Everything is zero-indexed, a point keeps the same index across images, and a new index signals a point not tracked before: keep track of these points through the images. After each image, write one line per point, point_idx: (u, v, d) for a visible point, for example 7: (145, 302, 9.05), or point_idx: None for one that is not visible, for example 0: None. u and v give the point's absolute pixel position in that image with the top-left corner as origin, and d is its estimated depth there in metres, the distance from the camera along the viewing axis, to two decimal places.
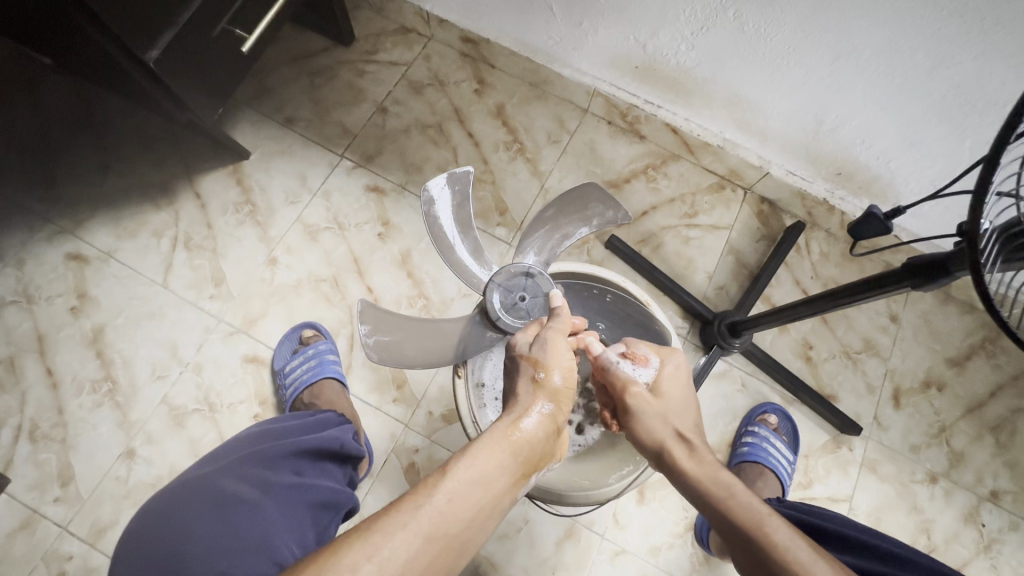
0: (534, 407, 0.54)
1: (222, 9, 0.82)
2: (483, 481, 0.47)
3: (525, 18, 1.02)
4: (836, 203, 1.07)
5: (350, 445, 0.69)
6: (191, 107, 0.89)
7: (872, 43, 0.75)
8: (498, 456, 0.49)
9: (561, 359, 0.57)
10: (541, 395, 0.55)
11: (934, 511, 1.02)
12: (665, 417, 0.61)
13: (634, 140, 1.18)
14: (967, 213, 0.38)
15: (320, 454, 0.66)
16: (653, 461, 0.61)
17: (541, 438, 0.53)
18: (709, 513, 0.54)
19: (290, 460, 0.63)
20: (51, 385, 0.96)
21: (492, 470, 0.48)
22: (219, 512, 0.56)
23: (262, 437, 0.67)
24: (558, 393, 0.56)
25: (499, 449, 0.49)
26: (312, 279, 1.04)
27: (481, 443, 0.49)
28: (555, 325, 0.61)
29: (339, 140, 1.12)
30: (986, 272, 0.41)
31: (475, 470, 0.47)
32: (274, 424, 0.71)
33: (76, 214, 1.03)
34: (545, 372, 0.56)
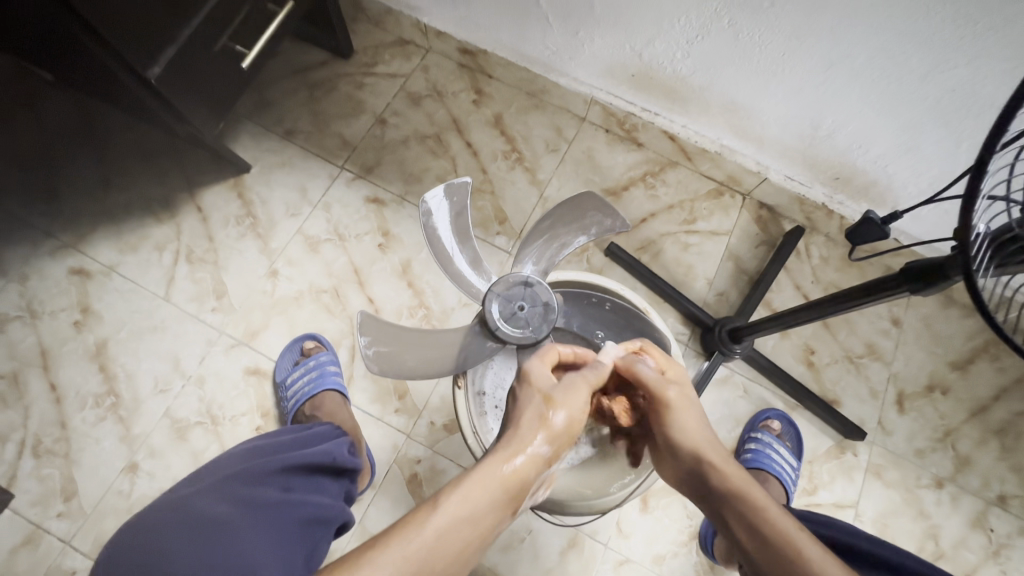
0: (534, 445, 0.53)
1: (224, 24, 0.84)
2: (472, 518, 0.48)
3: (521, 28, 1.03)
4: (835, 207, 1.07)
5: (341, 459, 0.70)
6: (192, 121, 0.90)
7: (866, 49, 0.75)
8: (490, 491, 0.50)
9: (574, 404, 0.56)
10: (544, 435, 0.54)
11: (941, 516, 1.01)
12: (700, 424, 0.60)
13: (632, 147, 1.18)
14: (957, 221, 0.38)
15: (311, 469, 0.67)
16: (682, 468, 0.59)
17: (533, 476, 0.53)
18: (745, 526, 0.52)
19: (279, 476, 0.63)
20: (54, 400, 0.97)
21: (482, 506, 0.49)
22: (203, 528, 0.55)
23: (253, 454, 0.68)
24: (560, 437, 0.55)
25: (491, 483, 0.50)
26: (313, 290, 1.04)
27: (473, 476, 0.50)
28: (588, 373, 0.60)
29: (339, 152, 1.13)
30: (979, 277, 0.41)
31: (464, 505, 0.48)
32: (265, 440, 0.72)
33: (78, 229, 1.04)
34: (552, 412, 0.55)
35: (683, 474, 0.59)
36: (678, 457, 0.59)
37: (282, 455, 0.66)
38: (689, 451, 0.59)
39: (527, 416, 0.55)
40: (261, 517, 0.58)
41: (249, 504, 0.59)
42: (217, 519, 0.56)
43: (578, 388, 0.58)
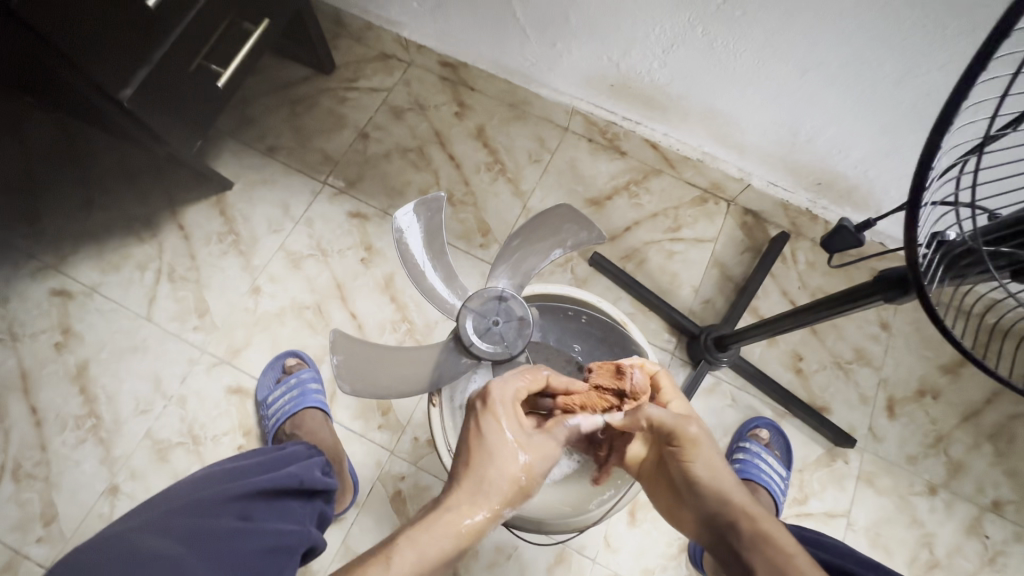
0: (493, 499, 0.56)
1: (198, 43, 0.84)
2: (425, 571, 0.52)
3: (500, 40, 1.03)
4: (819, 212, 1.06)
5: (309, 482, 0.70)
6: (169, 140, 0.89)
7: (839, 55, 0.75)
8: (449, 544, 0.53)
9: (543, 466, 0.59)
10: (508, 496, 0.57)
11: (935, 524, 0.99)
12: (716, 460, 0.61)
13: (615, 156, 1.18)
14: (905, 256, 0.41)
15: (275, 494, 0.66)
16: (704, 508, 0.60)
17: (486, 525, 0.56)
18: (770, 566, 0.53)
19: (241, 501, 0.63)
20: (35, 422, 0.96)
21: (436, 557, 0.52)
22: (148, 559, 0.53)
23: (219, 478, 0.68)
24: (519, 492, 0.58)
25: (448, 535, 0.53)
26: (295, 307, 1.04)
27: (431, 529, 0.53)
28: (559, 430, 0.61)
29: (321, 167, 1.13)
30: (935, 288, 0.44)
31: (420, 558, 0.51)
32: (233, 464, 0.72)
33: (60, 250, 1.04)
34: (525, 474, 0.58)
35: (707, 514, 0.60)
36: (705, 497, 0.60)
37: (247, 481, 0.66)
38: (713, 489, 0.60)
39: (499, 474, 0.57)
40: (212, 546, 0.56)
41: (202, 531, 0.58)
42: (164, 549, 0.54)
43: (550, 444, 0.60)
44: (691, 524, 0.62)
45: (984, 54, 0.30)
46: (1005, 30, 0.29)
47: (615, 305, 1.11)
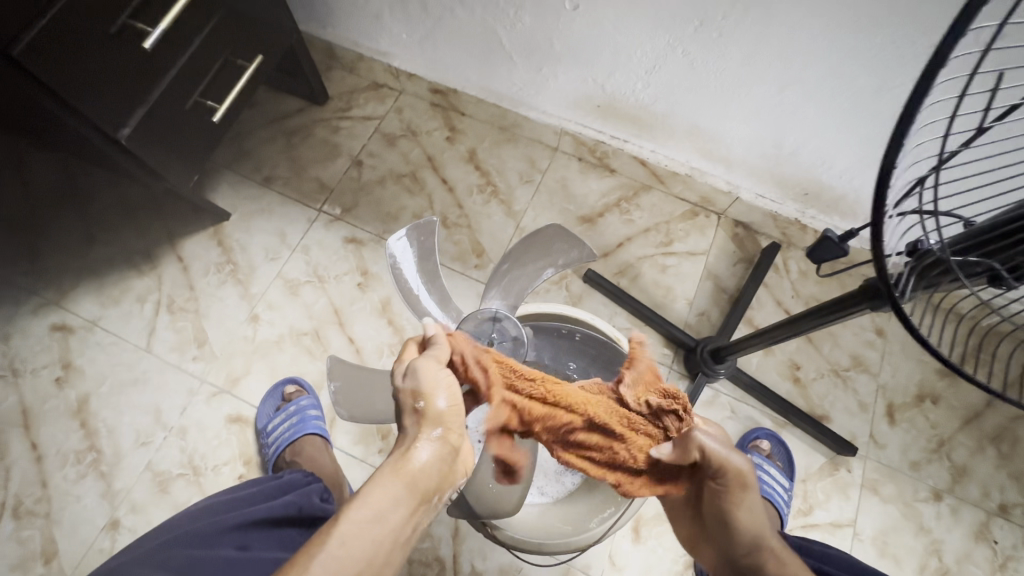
0: (423, 435, 0.50)
1: (193, 82, 0.87)
2: (379, 516, 0.45)
3: (487, 66, 1.06)
4: (808, 222, 1.07)
5: (307, 509, 0.70)
6: (166, 175, 0.91)
7: (816, 71, 0.77)
8: (386, 486, 0.47)
9: (438, 382, 0.53)
10: (424, 421, 0.51)
11: (943, 531, 0.99)
12: (757, 508, 0.56)
13: (605, 174, 1.20)
14: (874, 269, 0.44)
15: (271, 522, 0.66)
16: (731, 550, 0.56)
17: (439, 463, 0.50)
18: None
19: (237, 531, 0.64)
20: (35, 459, 0.96)
21: (387, 504, 0.46)
22: None
23: (218, 508, 0.68)
24: (444, 416, 0.51)
25: (391, 481, 0.47)
26: (293, 334, 1.05)
27: (373, 480, 0.47)
28: (432, 354, 0.56)
29: (317, 195, 1.15)
30: (907, 294, 0.48)
31: (368, 508, 0.45)
32: (232, 494, 0.72)
33: (61, 286, 1.06)
34: (427, 397, 0.52)
35: (729, 556, 0.56)
36: (737, 540, 0.55)
37: (243, 511, 0.67)
38: (746, 534, 0.55)
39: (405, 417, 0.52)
40: None
41: (195, 565, 0.58)
42: None
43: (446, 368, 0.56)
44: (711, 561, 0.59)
45: (918, 91, 0.32)
46: (934, 71, 0.31)
47: (611, 320, 1.12)
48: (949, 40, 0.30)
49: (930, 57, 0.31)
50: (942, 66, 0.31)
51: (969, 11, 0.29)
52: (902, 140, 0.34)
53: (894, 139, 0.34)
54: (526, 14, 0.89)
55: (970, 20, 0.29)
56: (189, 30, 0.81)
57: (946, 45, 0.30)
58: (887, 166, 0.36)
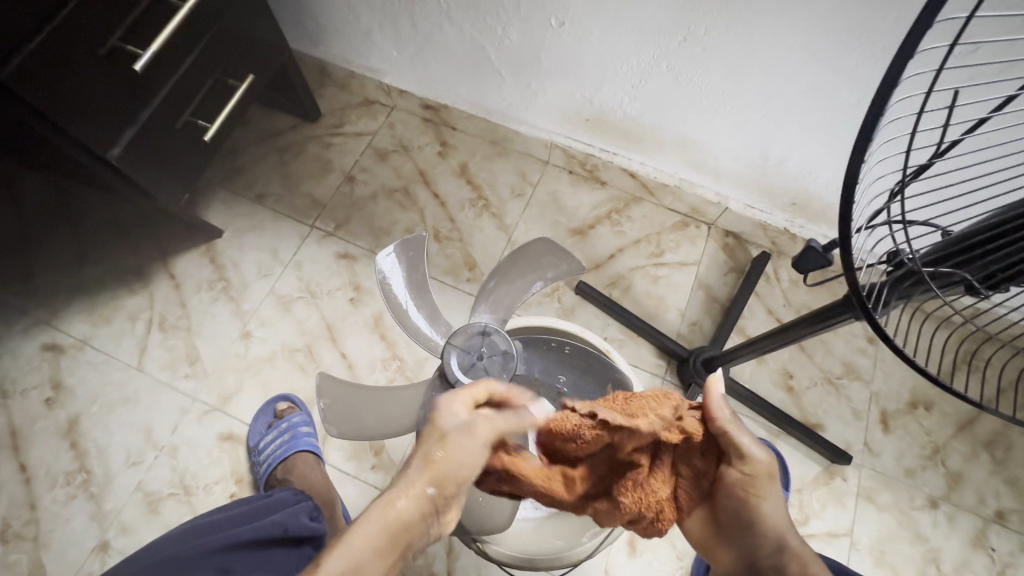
0: (416, 487, 0.51)
1: (184, 101, 0.88)
2: (356, 566, 0.47)
3: (477, 82, 1.07)
4: (797, 231, 1.08)
5: (293, 529, 0.69)
6: (157, 194, 0.92)
7: (798, 84, 0.78)
8: (368, 530, 0.49)
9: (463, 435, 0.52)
10: (427, 473, 0.51)
11: (940, 538, 0.98)
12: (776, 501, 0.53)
13: (596, 186, 1.21)
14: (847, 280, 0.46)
15: (256, 544, 0.66)
16: (755, 552, 0.54)
17: (423, 518, 0.51)
18: None
19: (220, 553, 0.63)
20: (24, 480, 0.95)
21: (365, 553, 0.48)
22: None
23: (202, 530, 0.68)
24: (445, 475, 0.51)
25: (374, 529, 0.49)
26: (286, 350, 1.05)
27: (357, 524, 0.49)
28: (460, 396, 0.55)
29: (309, 211, 1.15)
30: (883, 304, 0.50)
31: (346, 556, 0.47)
32: (217, 515, 0.72)
33: (52, 305, 1.06)
34: (444, 449, 0.52)
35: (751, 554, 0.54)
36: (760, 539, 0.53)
37: (227, 533, 0.66)
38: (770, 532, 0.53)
39: (417, 455, 0.53)
40: None
41: None
42: None
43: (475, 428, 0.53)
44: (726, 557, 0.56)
45: (874, 116, 0.33)
46: (888, 92, 0.32)
47: (604, 332, 1.12)
48: (899, 62, 0.31)
49: (883, 80, 0.33)
50: (894, 89, 0.32)
51: (914, 36, 0.31)
52: (862, 156, 0.36)
53: (854, 156, 0.35)
54: (513, 31, 0.91)
55: (917, 45, 0.31)
56: (180, 51, 0.82)
57: (896, 69, 0.32)
58: (851, 180, 0.37)
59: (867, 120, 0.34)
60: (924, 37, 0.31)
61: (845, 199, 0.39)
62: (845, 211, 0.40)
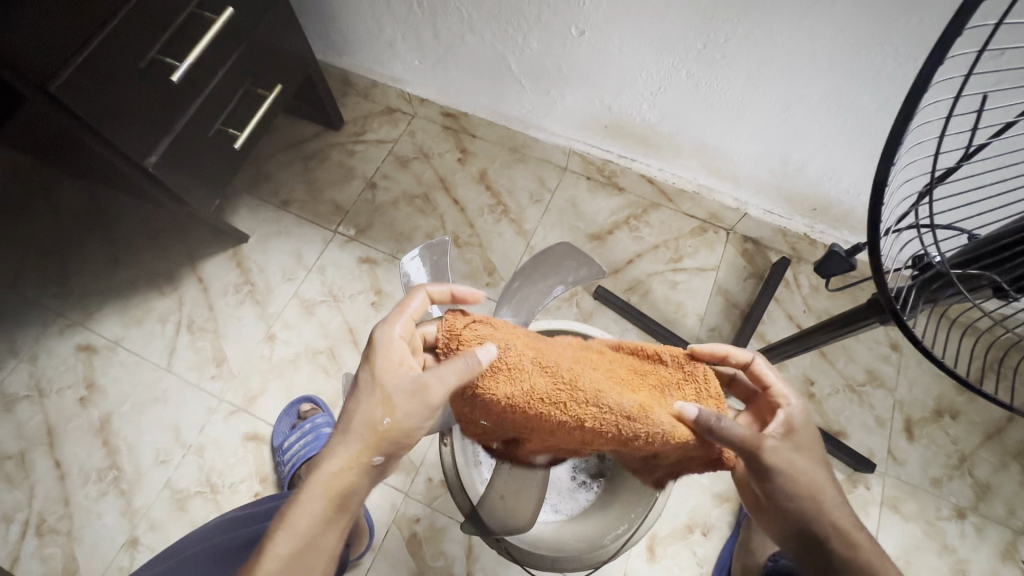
0: (365, 460, 0.52)
1: (217, 111, 0.92)
2: (310, 537, 0.51)
3: (498, 90, 1.09)
4: (817, 237, 1.07)
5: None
6: (189, 200, 0.95)
7: (818, 91, 0.79)
8: (315, 507, 0.51)
9: (418, 409, 0.53)
10: (371, 441, 0.53)
11: (968, 550, 0.96)
12: (808, 468, 0.53)
13: (614, 192, 1.22)
14: (873, 284, 0.47)
15: None
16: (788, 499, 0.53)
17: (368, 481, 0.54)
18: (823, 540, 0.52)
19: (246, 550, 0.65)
20: (59, 477, 0.98)
21: (316, 526, 0.51)
22: None
23: (233, 524, 0.70)
24: (393, 446, 0.54)
25: (322, 503, 0.51)
26: (309, 352, 1.07)
27: (306, 498, 0.51)
28: (398, 353, 0.55)
29: (332, 217, 1.18)
30: (909, 310, 0.50)
31: (302, 529, 0.51)
32: (251, 507, 0.73)
33: (87, 307, 1.09)
34: (392, 414, 0.53)
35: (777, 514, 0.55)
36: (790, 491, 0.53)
37: (255, 526, 0.67)
38: (802, 508, 0.53)
39: (358, 421, 0.53)
40: None
41: None
42: None
43: (429, 386, 0.52)
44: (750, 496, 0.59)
45: (903, 122, 0.34)
46: (918, 96, 0.33)
47: (622, 337, 1.12)
48: (928, 68, 0.32)
49: (913, 82, 0.33)
50: (922, 95, 0.33)
51: (944, 41, 0.31)
52: (892, 158, 0.36)
53: (884, 159, 0.36)
54: (534, 40, 0.93)
55: (948, 49, 0.31)
56: (214, 63, 0.85)
57: (926, 74, 0.32)
58: (879, 183, 0.38)
59: (896, 123, 0.35)
60: (955, 42, 0.31)
61: (874, 201, 0.39)
62: (874, 213, 0.40)
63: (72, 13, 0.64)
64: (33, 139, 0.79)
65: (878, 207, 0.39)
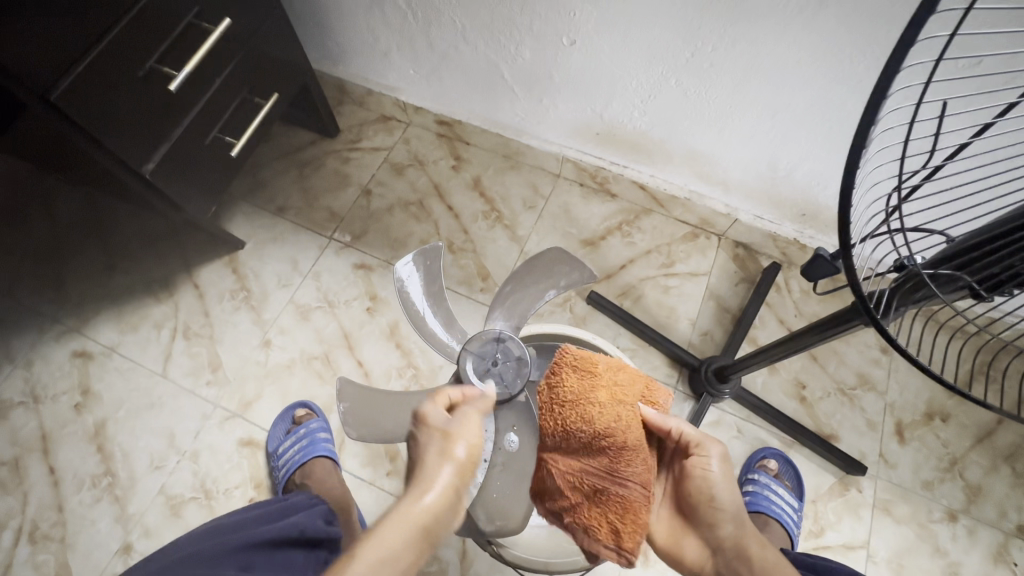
0: (438, 480, 0.56)
1: (213, 118, 0.93)
2: (392, 560, 0.52)
3: (491, 98, 1.10)
4: (807, 242, 1.09)
5: (309, 530, 0.71)
6: (185, 207, 0.96)
7: (803, 98, 0.81)
8: (399, 528, 0.53)
9: (471, 431, 0.60)
10: (445, 465, 0.57)
11: (960, 552, 0.97)
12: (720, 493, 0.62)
13: (607, 199, 1.23)
14: (850, 290, 0.48)
15: (276, 544, 0.67)
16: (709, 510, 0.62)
17: (443, 508, 0.56)
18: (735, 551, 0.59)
19: (241, 552, 0.64)
20: (53, 483, 0.98)
21: (398, 549, 0.52)
22: None
23: (219, 532, 0.70)
24: (461, 465, 0.58)
25: (403, 521, 0.53)
26: (304, 358, 1.08)
27: (385, 519, 0.54)
28: (474, 402, 0.64)
29: (328, 224, 1.19)
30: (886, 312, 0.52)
31: (381, 550, 0.51)
32: (236, 518, 0.74)
33: (82, 314, 1.10)
34: (452, 441, 0.59)
35: (715, 543, 0.61)
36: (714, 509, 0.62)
37: (245, 533, 0.67)
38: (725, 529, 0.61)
39: (431, 455, 0.59)
40: None
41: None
42: None
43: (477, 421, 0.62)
44: (661, 513, 0.65)
45: (865, 129, 0.35)
46: (877, 107, 0.34)
47: (615, 341, 1.13)
48: (884, 80, 0.33)
49: (872, 93, 0.34)
50: (881, 105, 0.34)
51: (897, 56, 0.32)
52: (857, 166, 0.37)
53: (847, 166, 0.37)
54: (527, 49, 0.94)
55: (902, 59, 0.32)
56: (210, 71, 0.86)
57: (884, 83, 0.33)
58: (847, 191, 0.39)
59: (858, 134, 0.36)
60: (908, 53, 0.32)
61: (843, 206, 0.40)
62: (843, 217, 0.41)
63: (74, 26, 0.66)
64: (31, 146, 0.80)
65: (849, 213, 0.41)
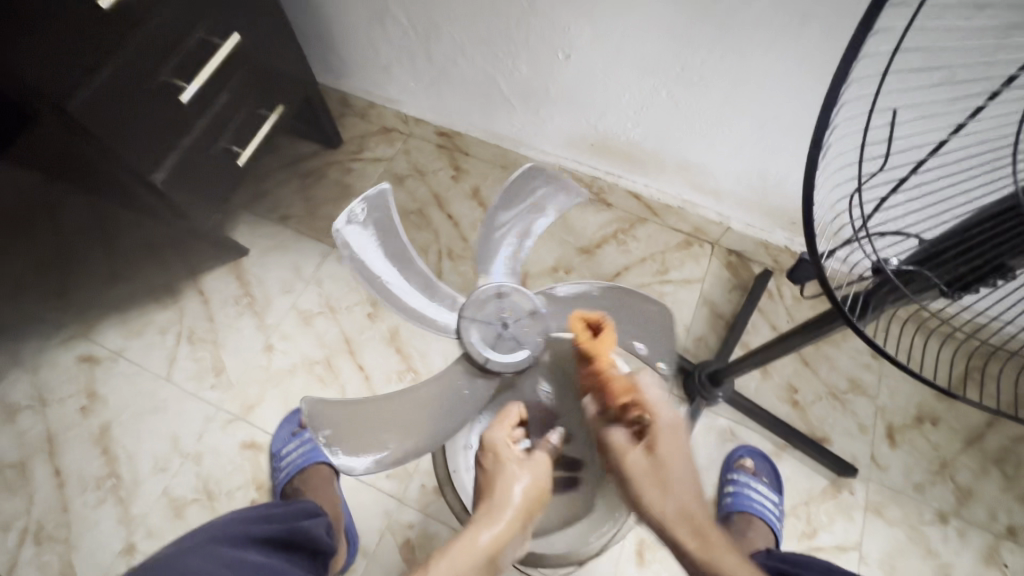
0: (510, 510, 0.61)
1: (220, 131, 0.96)
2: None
3: (490, 111, 1.14)
4: (797, 249, 1.12)
5: (319, 536, 0.74)
6: (192, 215, 0.98)
7: (788, 110, 0.84)
8: (473, 549, 0.57)
9: (541, 471, 0.64)
10: (519, 500, 0.61)
11: (951, 554, 0.98)
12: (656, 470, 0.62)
13: (603, 208, 1.26)
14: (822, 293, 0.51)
15: (292, 542, 0.70)
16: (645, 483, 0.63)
17: (512, 536, 0.60)
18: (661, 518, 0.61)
19: (263, 544, 0.67)
20: (58, 485, 1.00)
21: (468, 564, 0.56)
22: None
23: (238, 521, 0.72)
24: (530, 501, 0.62)
25: (477, 542, 0.58)
26: (306, 362, 1.10)
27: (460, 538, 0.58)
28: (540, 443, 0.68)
29: (330, 232, 1.22)
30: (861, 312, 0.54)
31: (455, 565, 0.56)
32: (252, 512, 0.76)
33: (89, 319, 1.12)
34: (525, 476, 0.63)
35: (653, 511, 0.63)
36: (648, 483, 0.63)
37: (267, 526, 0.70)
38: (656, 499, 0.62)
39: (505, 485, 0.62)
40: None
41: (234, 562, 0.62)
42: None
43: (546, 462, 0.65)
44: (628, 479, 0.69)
45: (818, 142, 0.38)
46: (825, 121, 0.38)
47: None
48: (830, 96, 0.36)
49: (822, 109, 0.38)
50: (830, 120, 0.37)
51: (839, 77, 0.36)
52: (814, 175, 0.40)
53: (806, 173, 0.40)
54: (523, 64, 0.98)
55: (846, 76, 0.36)
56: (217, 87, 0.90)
57: (830, 100, 0.37)
58: (808, 198, 0.42)
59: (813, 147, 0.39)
60: (851, 73, 0.35)
61: (807, 212, 0.43)
62: (808, 223, 0.44)
63: (91, 43, 0.69)
64: None
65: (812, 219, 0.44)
